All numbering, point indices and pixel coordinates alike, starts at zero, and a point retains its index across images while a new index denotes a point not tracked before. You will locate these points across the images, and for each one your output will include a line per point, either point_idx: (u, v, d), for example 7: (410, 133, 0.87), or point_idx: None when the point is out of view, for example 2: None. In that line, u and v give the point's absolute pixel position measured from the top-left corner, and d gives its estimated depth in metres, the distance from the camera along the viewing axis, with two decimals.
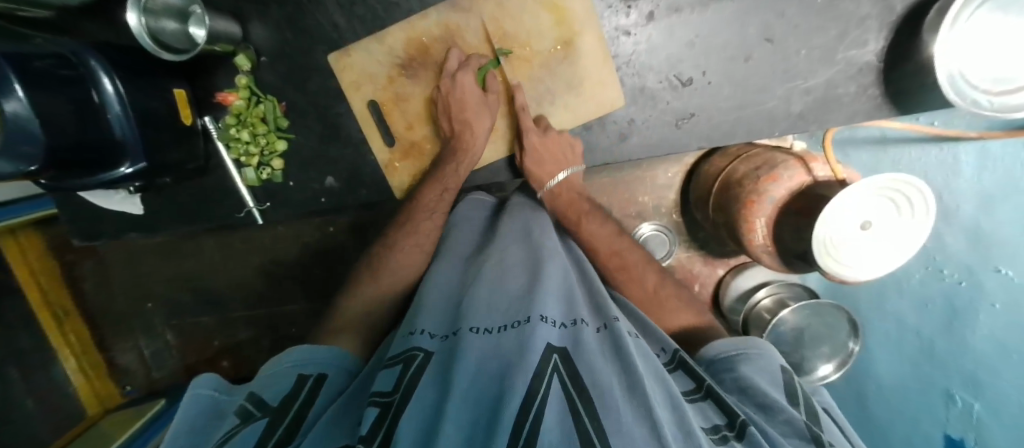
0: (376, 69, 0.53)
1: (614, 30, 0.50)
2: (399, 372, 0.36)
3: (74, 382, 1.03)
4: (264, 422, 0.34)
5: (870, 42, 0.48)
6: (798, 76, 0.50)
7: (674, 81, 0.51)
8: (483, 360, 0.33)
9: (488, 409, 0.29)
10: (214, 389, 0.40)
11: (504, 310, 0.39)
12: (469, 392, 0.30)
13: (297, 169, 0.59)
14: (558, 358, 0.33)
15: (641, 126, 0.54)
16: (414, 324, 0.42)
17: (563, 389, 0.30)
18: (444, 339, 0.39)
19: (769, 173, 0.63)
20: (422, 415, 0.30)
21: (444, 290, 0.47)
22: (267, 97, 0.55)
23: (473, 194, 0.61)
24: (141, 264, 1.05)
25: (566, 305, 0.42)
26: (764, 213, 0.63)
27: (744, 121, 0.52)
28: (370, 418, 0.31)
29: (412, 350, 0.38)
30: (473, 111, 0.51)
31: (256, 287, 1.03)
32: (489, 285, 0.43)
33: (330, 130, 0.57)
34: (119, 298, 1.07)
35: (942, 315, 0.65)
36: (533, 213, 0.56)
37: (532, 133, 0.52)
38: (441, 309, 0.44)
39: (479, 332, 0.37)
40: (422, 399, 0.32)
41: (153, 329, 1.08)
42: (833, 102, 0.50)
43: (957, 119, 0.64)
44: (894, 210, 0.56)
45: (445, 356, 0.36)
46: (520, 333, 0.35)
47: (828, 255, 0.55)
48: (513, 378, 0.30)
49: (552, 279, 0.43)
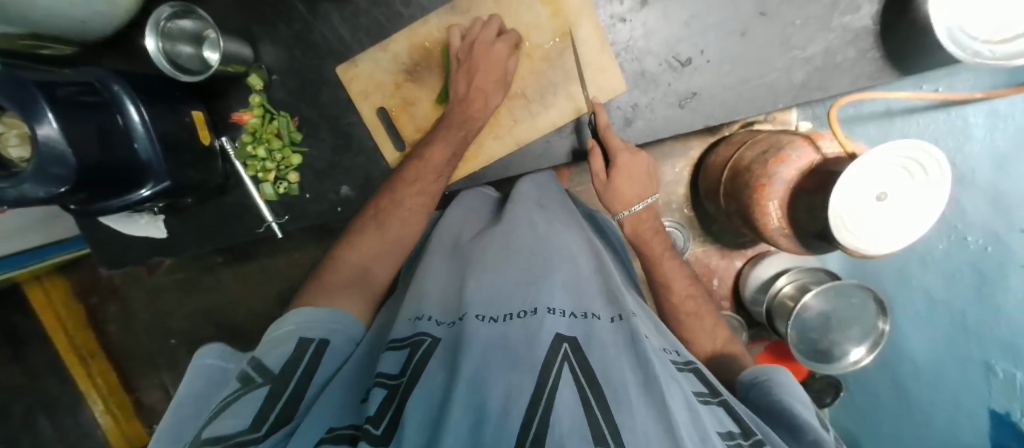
0: (382, 77, 0.55)
1: (610, 18, 0.52)
2: (406, 357, 0.35)
3: (103, 424, 1.07)
4: (266, 390, 0.35)
5: (863, 6, 0.48)
6: (795, 47, 0.51)
7: (673, 62, 0.52)
8: (490, 346, 0.32)
9: (496, 396, 0.27)
10: (218, 360, 0.42)
11: (508, 296, 0.38)
12: (474, 378, 0.29)
13: (312, 181, 0.60)
14: (569, 347, 0.32)
15: (645, 109, 0.54)
16: (420, 307, 0.41)
17: (573, 381, 0.29)
18: (450, 326, 0.37)
19: (777, 155, 0.63)
20: (428, 409, 0.28)
21: (446, 276, 0.45)
22: (279, 114, 0.58)
23: (475, 188, 0.61)
24: (163, 300, 1.06)
25: (577, 295, 0.40)
26: (775, 195, 0.62)
27: (747, 96, 0.53)
28: (377, 397, 0.31)
29: (420, 334, 0.37)
30: (489, 81, 0.51)
31: (275, 317, 1.03)
32: (490, 270, 0.41)
33: (342, 140, 0.58)
34: (141, 336, 1.08)
35: (971, 283, 0.64)
36: (540, 210, 0.52)
37: (623, 154, 0.52)
38: (445, 294, 0.42)
39: (485, 319, 0.35)
40: (427, 386, 0.30)
41: (174, 364, 1.09)
42: (833, 68, 0.51)
43: (959, 81, 0.64)
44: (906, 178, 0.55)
45: (448, 344, 0.34)
46: (527, 323, 0.34)
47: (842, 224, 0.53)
48: (523, 373, 0.29)
49: (559, 269, 0.42)
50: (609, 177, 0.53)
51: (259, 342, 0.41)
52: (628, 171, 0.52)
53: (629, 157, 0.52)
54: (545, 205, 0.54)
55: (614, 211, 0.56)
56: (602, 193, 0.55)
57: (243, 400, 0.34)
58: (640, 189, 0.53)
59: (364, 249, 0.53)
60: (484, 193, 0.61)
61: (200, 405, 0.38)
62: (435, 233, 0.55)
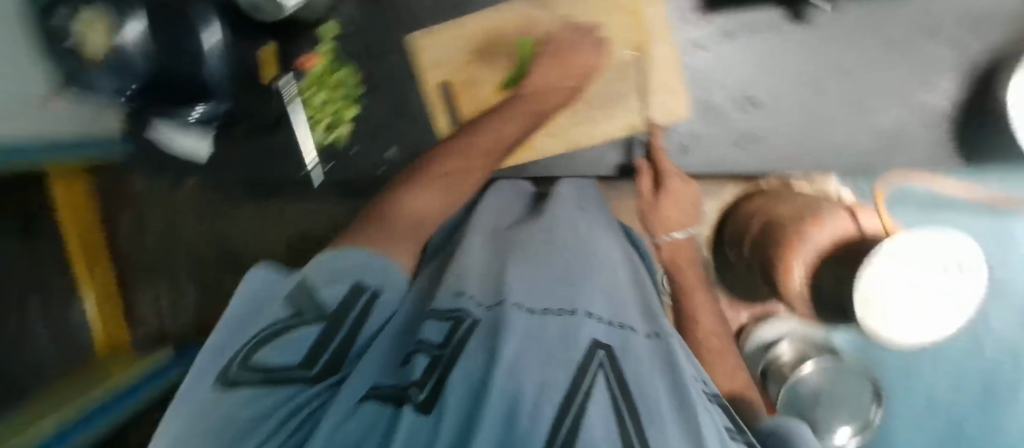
0: (450, 53, 0.56)
1: (690, 43, 0.51)
2: (450, 327, 0.34)
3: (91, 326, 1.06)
4: (315, 332, 0.30)
5: (944, 87, 0.48)
6: (867, 114, 0.50)
7: (742, 101, 0.52)
8: (527, 339, 0.31)
9: (529, 387, 0.27)
10: (273, 275, 0.38)
11: (548, 293, 0.38)
12: (513, 366, 0.28)
13: (362, 138, 0.61)
14: (603, 354, 0.32)
15: (704, 140, 0.54)
16: (460, 283, 0.40)
17: (607, 388, 0.29)
18: (488, 309, 0.36)
19: (814, 218, 0.62)
20: (466, 390, 0.27)
21: (485, 257, 0.45)
22: (346, 65, 0.58)
23: (511, 180, 0.60)
24: (177, 219, 1.07)
25: (614, 304, 0.40)
26: (805, 256, 0.60)
27: (808, 151, 0.52)
28: (421, 364, 0.31)
29: (457, 310, 0.36)
30: (560, 77, 0.51)
31: (281, 259, 1.05)
32: (530, 265, 0.42)
33: (398, 104, 0.59)
34: (148, 249, 1.10)
35: (975, 389, 0.69)
36: (582, 213, 0.52)
37: (674, 179, 0.52)
38: (484, 275, 0.42)
39: (523, 309, 0.35)
40: (465, 364, 0.29)
41: (175, 283, 1.10)
42: (899, 142, 0.51)
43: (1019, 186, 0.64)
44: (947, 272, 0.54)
45: (487, 325, 0.33)
46: (566, 321, 0.34)
47: (863, 305, 0.53)
48: (558, 371, 0.29)
49: (598, 277, 0.42)
50: (656, 198, 0.51)
51: (308, 267, 0.36)
52: (677, 195, 0.51)
53: (680, 184, 0.52)
54: (586, 209, 0.53)
55: (653, 234, 0.53)
56: (647, 211, 0.52)
57: (293, 337, 0.29)
58: (687, 215, 0.51)
59: (420, 206, 0.45)
60: (522, 187, 0.59)
61: (247, 316, 0.33)
62: (481, 212, 0.53)
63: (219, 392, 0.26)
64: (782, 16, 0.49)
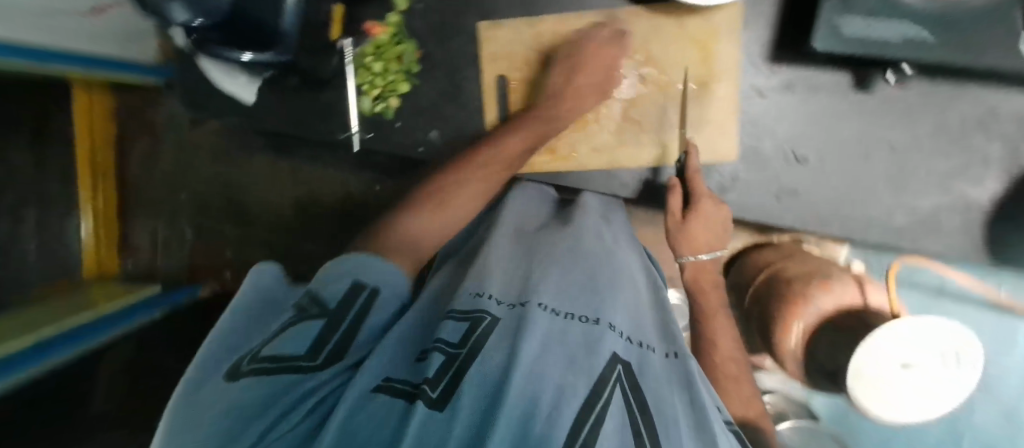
0: (516, 48, 0.57)
1: (751, 89, 0.52)
2: (467, 329, 0.33)
3: (83, 245, 1.04)
4: (320, 325, 0.31)
5: (987, 183, 0.49)
6: (907, 193, 0.51)
7: (789, 155, 0.53)
8: (548, 343, 0.31)
9: (549, 390, 0.26)
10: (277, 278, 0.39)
11: (574, 299, 0.38)
12: (532, 369, 0.27)
13: (408, 114, 0.61)
14: (622, 369, 0.31)
15: (744, 185, 0.54)
16: (482, 284, 0.39)
17: (623, 404, 0.28)
18: (509, 309, 0.36)
19: (823, 282, 0.63)
20: (484, 387, 0.26)
21: (510, 255, 0.45)
22: (408, 40, 0.59)
23: (536, 182, 0.60)
24: (195, 157, 1.06)
25: (634, 322, 0.39)
26: (806, 318, 0.62)
27: (842, 216, 0.53)
28: (436, 363, 0.29)
29: (479, 312, 0.35)
30: (592, 85, 0.53)
31: (287, 217, 1.05)
32: (558, 268, 0.42)
33: (451, 88, 0.59)
34: (157, 180, 1.09)
35: None
36: (605, 222, 0.52)
37: (706, 202, 0.51)
38: (508, 277, 0.42)
39: (547, 310, 0.35)
40: (484, 363, 0.28)
41: (177, 219, 1.10)
42: (932, 226, 0.51)
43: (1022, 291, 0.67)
44: (942, 360, 0.56)
45: (511, 324, 0.33)
46: (589, 329, 0.34)
47: (857, 378, 0.55)
48: (577, 377, 0.29)
49: (619, 291, 0.42)
50: (684, 220, 0.51)
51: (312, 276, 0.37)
52: (707, 218, 0.51)
53: (711, 207, 0.51)
54: (610, 221, 0.53)
55: (677, 253, 0.53)
56: (671, 234, 0.53)
57: (300, 328, 0.30)
58: (712, 240, 0.51)
59: (444, 214, 0.47)
60: (544, 190, 0.59)
61: (251, 317, 0.34)
62: (508, 213, 0.53)
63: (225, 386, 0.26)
64: (844, 80, 0.50)
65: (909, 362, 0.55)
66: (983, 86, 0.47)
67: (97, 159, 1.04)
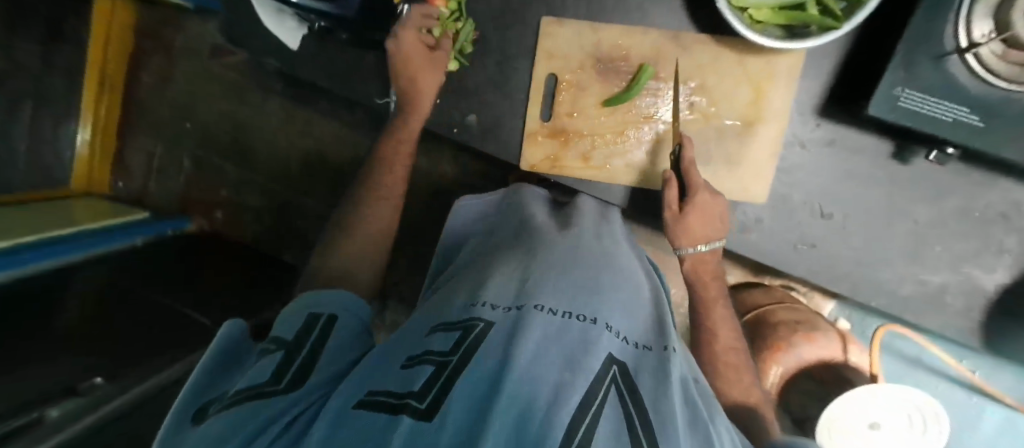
0: (572, 49, 0.56)
1: (793, 139, 0.53)
2: (457, 337, 0.31)
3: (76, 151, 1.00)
4: (279, 355, 0.36)
5: (997, 272, 0.52)
6: (919, 266, 0.53)
7: (816, 210, 0.54)
8: (544, 342, 0.29)
9: (545, 390, 0.25)
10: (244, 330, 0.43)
11: (572, 296, 0.35)
12: (524, 373, 0.26)
13: (449, 94, 0.60)
14: (618, 370, 0.29)
15: (765, 228, 0.55)
16: (476, 294, 0.37)
17: (621, 407, 0.27)
18: (507, 312, 0.33)
19: (809, 333, 0.66)
20: (474, 395, 0.25)
21: (509, 261, 0.42)
22: (467, 19, 0.57)
23: (529, 187, 0.61)
24: (208, 88, 1.03)
25: (630, 318, 0.37)
26: (784, 363, 0.66)
27: (851, 278, 0.55)
28: (425, 373, 0.28)
29: (473, 320, 0.33)
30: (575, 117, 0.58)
31: (291, 168, 1.03)
32: (554, 267, 0.39)
33: (500, 76, 0.58)
34: (164, 105, 1.06)
35: None
36: (601, 220, 0.54)
37: (703, 192, 0.51)
38: (507, 280, 0.38)
39: (543, 310, 0.32)
40: (475, 371, 0.27)
41: (178, 148, 1.07)
42: (936, 303, 0.54)
43: (998, 376, 0.71)
44: (910, 428, 0.58)
45: (505, 329, 0.31)
46: (587, 329, 0.31)
47: (826, 438, 0.58)
48: (574, 375, 0.27)
49: (618, 289, 0.39)
50: (683, 211, 0.52)
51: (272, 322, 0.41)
52: (703, 209, 0.52)
53: (709, 198, 0.52)
54: (608, 219, 0.55)
55: (676, 244, 0.55)
56: (670, 226, 0.53)
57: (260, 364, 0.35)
58: (712, 231, 0.52)
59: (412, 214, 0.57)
60: (535, 192, 0.60)
61: (221, 364, 0.38)
62: (500, 223, 0.54)
63: (194, 427, 0.31)
64: (886, 147, 0.51)
65: (879, 424, 0.57)
66: (1013, 181, 0.49)
67: (107, 67, 1.00)
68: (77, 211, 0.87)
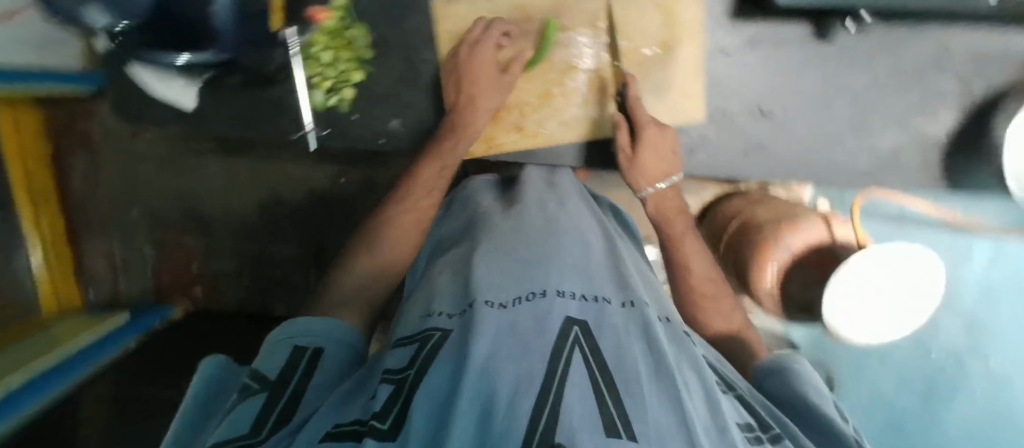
0: (476, 23, 0.56)
1: (716, 47, 0.53)
2: (414, 351, 0.32)
3: (36, 276, 0.93)
4: (262, 398, 0.30)
5: (943, 118, 0.52)
6: (868, 134, 0.54)
7: (756, 111, 0.54)
8: (499, 334, 0.28)
9: (505, 380, 0.24)
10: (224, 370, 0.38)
11: (515, 279, 0.35)
12: (481, 369, 0.25)
13: (365, 105, 0.60)
14: (578, 332, 0.29)
15: (712, 144, 0.56)
16: (430, 307, 0.37)
17: (585, 368, 0.26)
18: (461, 317, 0.33)
19: (791, 223, 0.66)
20: (434, 407, 0.24)
21: (459, 266, 0.41)
22: (358, 24, 0.57)
23: (477, 176, 0.60)
24: (141, 169, 0.99)
25: (587, 277, 0.37)
26: (778, 258, 0.65)
27: (810, 166, 0.55)
28: (383, 395, 0.28)
29: (429, 330, 0.33)
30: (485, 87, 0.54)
31: (251, 222, 1.00)
32: (501, 255, 0.39)
33: (409, 72, 0.59)
34: (103, 195, 1.01)
35: (922, 393, 0.75)
36: (549, 188, 0.52)
37: (650, 128, 0.52)
38: (457, 285, 0.38)
39: (493, 307, 0.31)
40: (432, 383, 0.26)
41: (135, 238, 1.03)
42: (896, 164, 0.54)
43: (980, 209, 0.69)
44: (908, 280, 0.59)
45: (459, 334, 0.30)
46: (536, 306, 0.31)
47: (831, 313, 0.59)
48: (531, 357, 0.26)
49: (567, 254, 0.39)
50: (636, 151, 0.52)
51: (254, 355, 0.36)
52: (653, 143, 0.52)
53: (657, 133, 0.53)
54: (555, 184, 0.54)
55: (636, 188, 0.54)
56: (625, 170, 0.53)
57: (242, 408, 0.29)
58: (667, 164, 0.52)
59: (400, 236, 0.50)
60: (483, 180, 0.59)
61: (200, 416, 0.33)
62: (448, 218, 0.52)
63: None
64: (806, 29, 0.51)
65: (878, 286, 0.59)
66: (931, 23, 0.49)
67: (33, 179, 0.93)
68: (70, 326, 0.88)
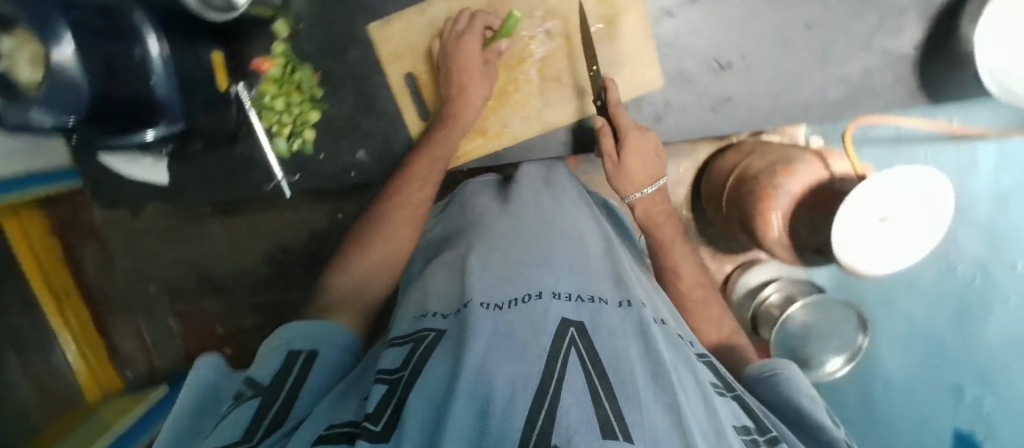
0: (417, 38, 0.57)
1: (660, 11, 0.53)
2: (409, 351, 0.32)
3: (74, 370, 0.96)
4: (257, 400, 0.30)
5: (906, 34, 0.51)
6: (834, 64, 0.53)
7: (714, 64, 0.54)
8: (494, 339, 0.28)
9: (501, 382, 0.24)
10: (215, 372, 0.37)
11: (509, 283, 0.34)
12: (477, 374, 0.24)
13: (327, 141, 0.63)
14: (575, 332, 0.29)
15: (677, 108, 0.56)
16: (424, 305, 0.38)
17: (581, 367, 0.25)
18: (456, 315, 0.33)
19: (785, 167, 0.64)
20: (431, 405, 0.24)
21: (450, 271, 0.41)
22: (302, 67, 0.59)
23: (476, 178, 0.59)
24: (144, 244, 0.99)
25: (584, 278, 0.36)
26: (780, 206, 0.62)
27: (781, 109, 0.55)
28: (377, 395, 0.27)
29: (423, 330, 0.33)
30: (473, 77, 0.52)
31: (261, 274, 1.02)
32: (494, 257, 0.39)
33: (364, 100, 0.61)
34: (119, 280, 1.02)
35: (955, 309, 0.69)
36: (550, 187, 0.52)
37: (632, 132, 0.50)
38: (447, 288, 0.38)
39: (490, 307, 0.31)
40: (428, 382, 0.26)
41: (160, 316, 1.04)
42: (868, 90, 0.54)
43: (976, 114, 0.69)
44: (911, 205, 0.57)
45: (454, 339, 0.30)
46: (531, 308, 0.31)
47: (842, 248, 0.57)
48: (527, 359, 0.25)
49: (562, 256, 0.39)
50: (620, 157, 0.50)
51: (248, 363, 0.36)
52: (633, 148, 0.50)
53: (639, 138, 0.50)
54: (553, 182, 0.53)
55: (622, 194, 0.53)
56: (610, 176, 0.52)
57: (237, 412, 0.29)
58: (650, 173, 0.51)
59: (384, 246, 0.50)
60: (483, 179, 0.59)
61: (193, 417, 0.32)
62: (444, 220, 0.53)
63: None
64: None
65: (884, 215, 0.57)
66: None
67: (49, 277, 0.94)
68: (114, 410, 0.90)
